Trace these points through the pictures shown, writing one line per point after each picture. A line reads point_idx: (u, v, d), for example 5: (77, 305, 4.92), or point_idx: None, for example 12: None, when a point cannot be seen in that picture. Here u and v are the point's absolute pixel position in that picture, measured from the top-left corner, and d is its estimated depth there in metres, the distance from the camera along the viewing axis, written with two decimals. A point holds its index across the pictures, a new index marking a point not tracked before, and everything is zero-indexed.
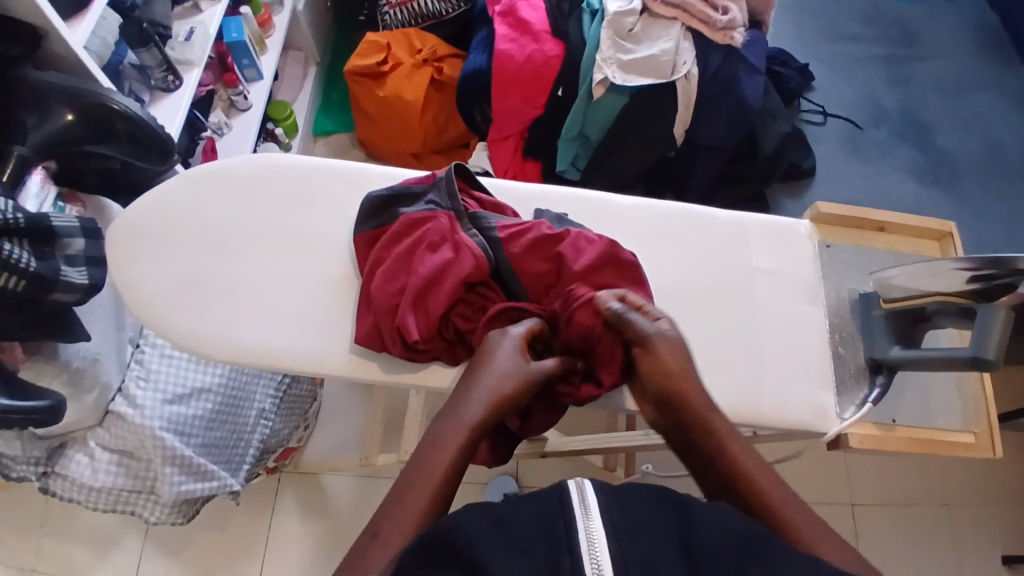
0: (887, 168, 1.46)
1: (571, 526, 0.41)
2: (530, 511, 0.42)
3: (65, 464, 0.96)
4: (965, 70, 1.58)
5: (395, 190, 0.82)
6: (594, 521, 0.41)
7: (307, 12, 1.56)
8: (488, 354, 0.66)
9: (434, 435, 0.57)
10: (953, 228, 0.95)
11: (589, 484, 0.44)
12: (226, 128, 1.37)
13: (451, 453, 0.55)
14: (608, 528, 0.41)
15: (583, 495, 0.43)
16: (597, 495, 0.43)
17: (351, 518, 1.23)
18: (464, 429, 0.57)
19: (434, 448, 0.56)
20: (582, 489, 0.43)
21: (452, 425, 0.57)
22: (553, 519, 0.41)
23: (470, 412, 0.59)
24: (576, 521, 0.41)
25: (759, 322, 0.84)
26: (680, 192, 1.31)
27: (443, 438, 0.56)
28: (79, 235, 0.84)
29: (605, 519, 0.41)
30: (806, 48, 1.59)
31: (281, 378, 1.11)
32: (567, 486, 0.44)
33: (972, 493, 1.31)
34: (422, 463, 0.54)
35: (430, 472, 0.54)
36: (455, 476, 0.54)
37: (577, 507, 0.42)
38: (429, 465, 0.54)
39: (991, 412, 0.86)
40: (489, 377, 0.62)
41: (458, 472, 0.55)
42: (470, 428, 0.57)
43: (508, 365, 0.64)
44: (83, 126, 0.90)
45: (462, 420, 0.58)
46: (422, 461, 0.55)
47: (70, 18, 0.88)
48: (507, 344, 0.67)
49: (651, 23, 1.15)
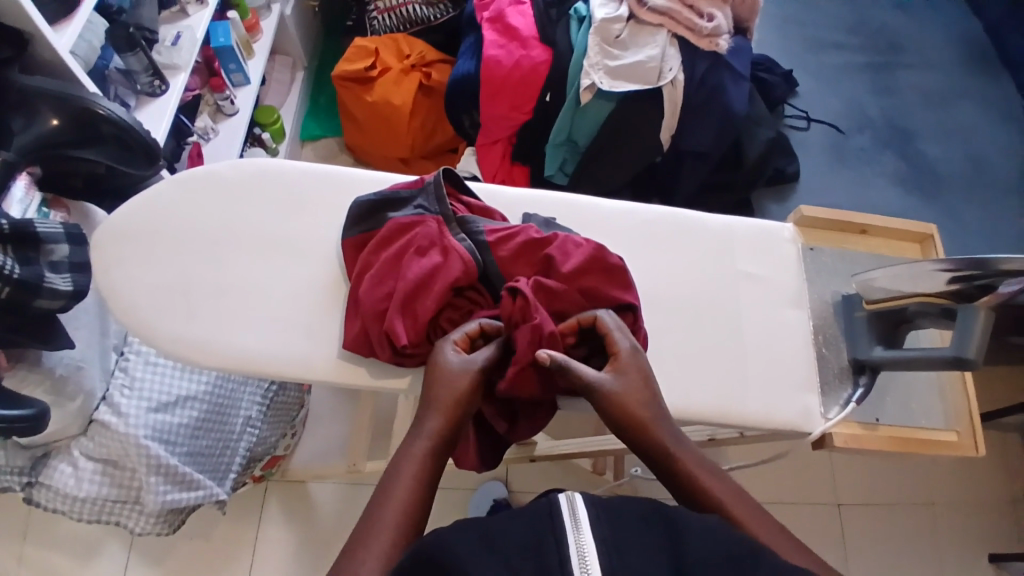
0: (870, 174, 1.48)
1: (562, 540, 0.44)
2: (522, 524, 0.45)
3: (49, 473, 0.95)
4: (944, 77, 1.62)
5: (384, 195, 0.82)
6: (584, 535, 0.44)
7: (295, 17, 1.56)
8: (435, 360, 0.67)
9: (398, 455, 0.58)
10: (933, 231, 0.97)
11: (580, 498, 0.46)
12: (213, 133, 1.37)
13: (415, 469, 0.57)
14: (598, 542, 0.44)
15: (573, 510, 0.45)
16: (587, 509, 0.45)
17: (339, 526, 1.22)
18: (425, 441, 0.59)
19: (399, 466, 0.57)
20: (572, 504, 0.46)
21: (414, 440, 0.59)
22: (543, 533, 0.44)
23: (428, 423, 0.61)
24: (566, 535, 0.44)
25: (744, 325, 0.85)
26: (667, 198, 1.32)
27: (405, 455, 0.58)
28: (64, 240, 0.83)
29: (595, 532, 0.44)
30: (791, 54, 1.61)
31: (268, 385, 1.10)
32: (559, 499, 0.46)
33: (955, 494, 1.33)
34: (388, 481, 0.56)
35: (396, 489, 0.55)
36: (425, 490, 0.56)
37: (567, 521, 0.44)
38: (394, 483, 0.56)
39: (972, 412, 0.88)
40: (441, 389, 0.63)
41: (428, 487, 0.56)
42: (431, 445, 0.59)
43: (455, 368, 0.65)
44: (69, 130, 0.89)
45: (423, 437, 0.59)
46: (389, 485, 0.56)
47: (56, 22, 0.87)
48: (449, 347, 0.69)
49: (637, 30, 1.16)
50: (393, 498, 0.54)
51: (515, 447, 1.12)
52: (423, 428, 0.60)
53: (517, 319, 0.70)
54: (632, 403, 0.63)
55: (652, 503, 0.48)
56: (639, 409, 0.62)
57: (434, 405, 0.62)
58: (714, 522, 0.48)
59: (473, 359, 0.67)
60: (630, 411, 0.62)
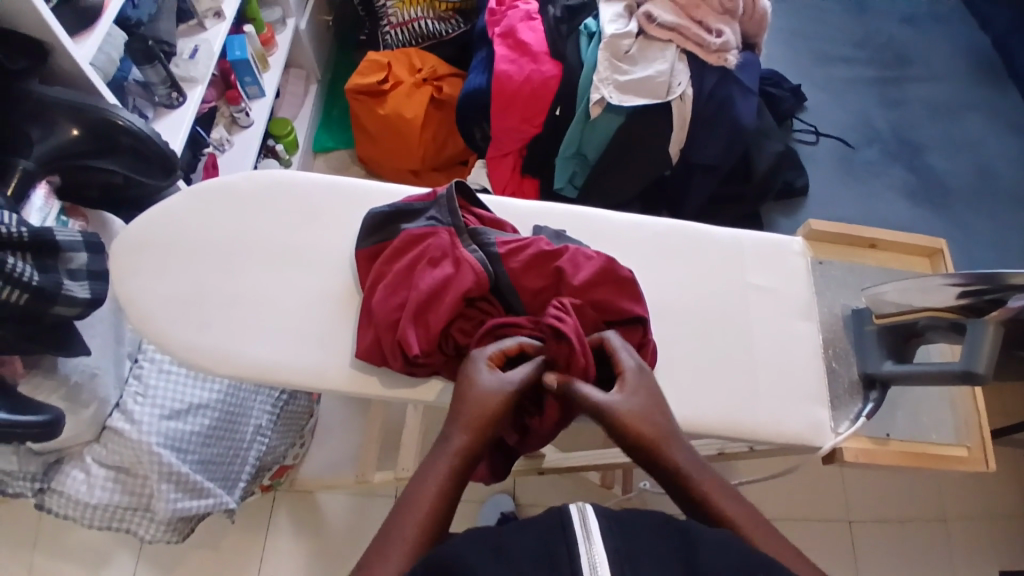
0: (880, 188, 1.48)
1: (574, 550, 0.44)
2: (534, 535, 0.46)
3: (61, 480, 0.96)
4: (954, 92, 1.62)
5: (397, 207, 0.83)
6: (596, 545, 0.44)
7: (309, 31, 1.59)
8: (467, 375, 0.67)
9: (422, 471, 0.58)
10: (943, 245, 0.97)
11: (591, 509, 0.47)
12: (228, 145, 1.39)
13: (438, 484, 0.57)
14: (609, 552, 0.44)
15: (585, 521, 0.46)
16: (598, 520, 0.46)
17: (347, 535, 1.22)
18: (449, 459, 0.58)
19: (422, 482, 0.57)
20: (584, 515, 0.46)
21: (438, 457, 0.59)
22: (555, 544, 0.45)
23: (454, 440, 0.60)
24: (578, 545, 0.44)
25: (754, 338, 0.85)
26: (676, 210, 1.33)
27: (428, 470, 0.58)
28: (82, 249, 0.85)
29: (607, 542, 0.45)
30: (799, 69, 1.62)
31: (278, 394, 1.11)
32: (570, 510, 0.47)
33: (970, 510, 1.31)
34: (410, 497, 0.56)
35: (417, 505, 0.55)
36: (445, 507, 0.55)
37: (579, 532, 0.45)
38: (416, 499, 0.56)
39: (983, 426, 0.87)
40: (469, 403, 0.63)
41: (449, 503, 0.56)
42: (455, 459, 0.59)
43: (490, 383, 0.64)
44: (87, 140, 0.91)
45: (448, 451, 0.59)
46: (410, 498, 0.56)
47: (76, 34, 0.89)
48: (482, 359, 0.68)
49: (646, 46, 1.18)
50: (413, 514, 0.54)
51: (523, 458, 1.12)
52: (448, 442, 0.60)
53: (562, 362, 0.69)
54: (642, 419, 0.61)
55: (665, 516, 0.49)
56: (648, 426, 0.61)
57: (462, 421, 0.61)
58: (727, 535, 0.48)
59: (511, 378, 0.66)
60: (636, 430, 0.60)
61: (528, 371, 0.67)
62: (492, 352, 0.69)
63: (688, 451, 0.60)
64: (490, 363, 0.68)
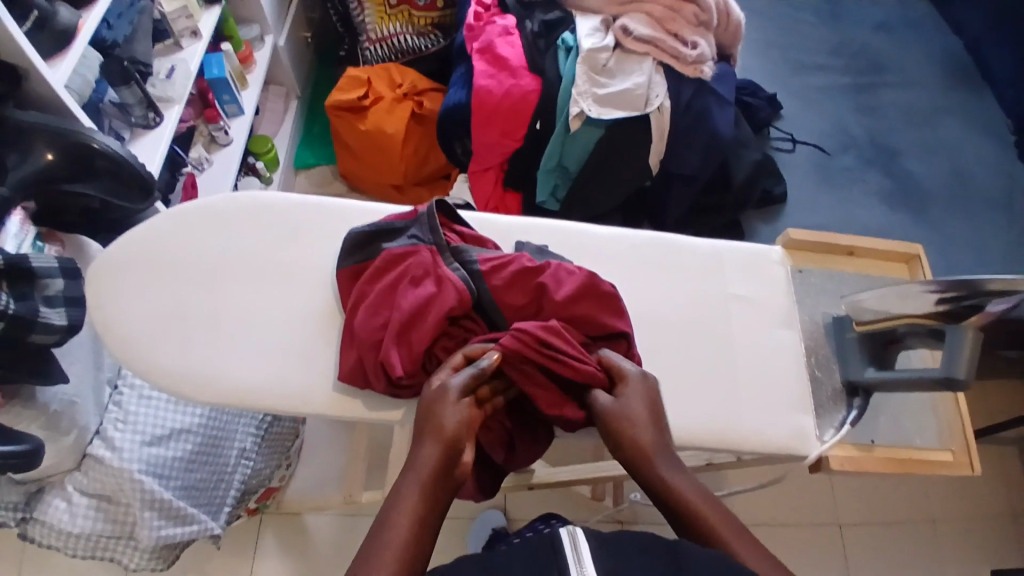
0: (857, 193, 1.50)
1: (565, 573, 0.44)
2: (526, 561, 0.45)
3: (43, 509, 0.93)
4: (925, 97, 1.66)
5: (378, 226, 0.83)
6: (587, 567, 0.44)
7: (288, 48, 1.59)
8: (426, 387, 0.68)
9: (396, 491, 0.59)
10: (920, 250, 0.98)
11: (581, 531, 0.47)
12: (207, 163, 1.38)
13: (415, 506, 0.57)
14: (600, 574, 0.44)
15: (575, 545, 0.46)
16: (588, 542, 0.46)
17: (335, 557, 1.21)
18: (419, 476, 0.59)
19: (396, 506, 0.57)
20: (575, 539, 0.46)
21: (409, 474, 0.60)
22: (546, 568, 0.45)
23: (423, 456, 0.61)
24: (570, 570, 0.44)
25: (738, 348, 0.86)
26: (657, 220, 1.34)
27: (406, 486, 0.59)
28: (59, 275, 0.82)
29: (597, 564, 0.45)
30: (775, 78, 1.65)
31: (262, 416, 1.09)
32: (560, 534, 0.47)
33: (956, 508, 1.32)
34: (388, 517, 0.57)
35: (397, 524, 0.56)
36: (424, 522, 0.57)
37: (570, 555, 0.45)
38: (395, 519, 0.56)
39: (966, 431, 0.88)
40: (433, 422, 0.63)
41: (428, 520, 0.57)
42: (428, 479, 0.59)
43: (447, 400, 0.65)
44: (63, 164, 0.89)
45: (420, 472, 0.60)
46: (385, 524, 0.56)
47: (49, 57, 0.88)
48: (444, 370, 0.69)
49: (624, 59, 1.19)
50: (395, 533, 0.55)
51: (512, 474, 1.11)
52: (418, 461, 0.61)
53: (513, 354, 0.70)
54: (638, 428, 0.65)
55: (654, 536, 0.49)
56: (642, 434, 0.65)
57: (426, 436, 0.63)
58: (715, 553, 0.48)
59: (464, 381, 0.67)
60: (630, 436, 0.65)
61: (469, 374, 0.67)
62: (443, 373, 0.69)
63: (677, 462, 0.64)
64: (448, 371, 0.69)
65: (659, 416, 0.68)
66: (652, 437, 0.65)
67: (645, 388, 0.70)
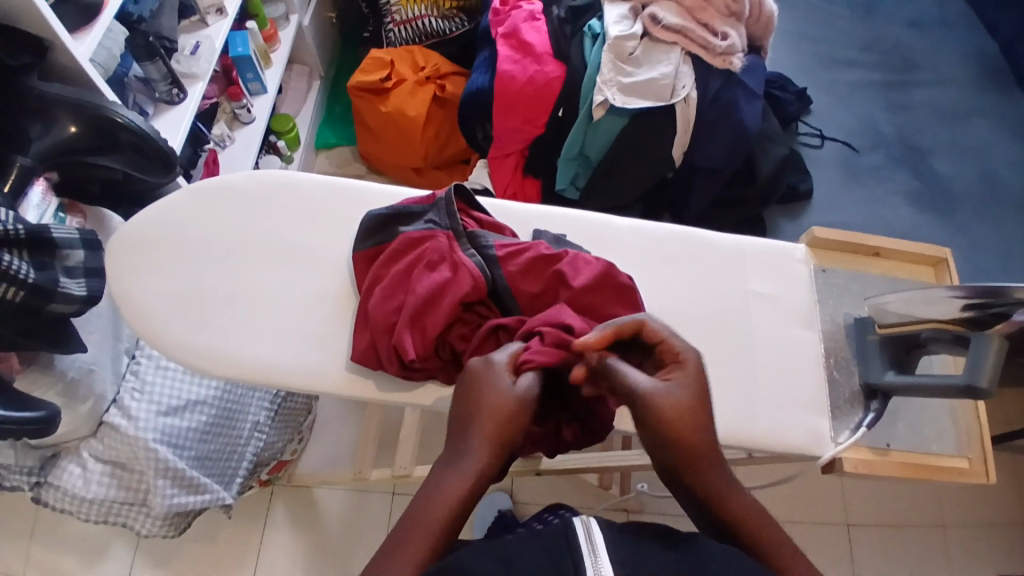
0: (884, 193, 1.47)
1: (579, 562, 0.44)
2: (539, 548, 0.45)
3: (58, 474, 0.96)
4: (961, 96, 1.61)
5: (396, 209, 0.83)
6: (602, 560, 0.44)
7: (312, 27, 1.58)
8: (481, 384, 0.61)
9: (435, 480, 0.55)
10: (948, 254, 0.95)
11: (595, 523, 0.47)
12: (229, 140, 1.39)
13: (448, 504, 0.53)
14: (615, 564, 0.44)
15: (590, 535, 0.45)
16: (603, 534, 0.46)
17: (344, 531, 1.22)
18: (468, 478, 0.55)
19: (432, 497, 0.53)
20: (589, 530, 0.46)
21: (450, 471, 0.55)
22: (562, 559, 0.44)
23: (474, 454, 0.56)
24: (584, 561, 0.44)
25: (755, 345, 0.85)
26: (678, 213, 1.33)
27: (452, 475, 0.55)
28: (79, 246, 0.84)
29: (612, 556, 0.44)
30: (805, 72, 1.61)
31: (275, 393, 1.11)
32: (575, 524, 0.46)
33: (967, 515, 1.30)
34: (423, 503, 0.53)
35: (434, 504, 0.53)
36: (458, 515, 0.53)
37: (585, 545, 0.45)
38: (428, 506, 0.53)
39: (985, 439, 0.86)
40: (488, 409, 0.59)
41: (459, 513, 0.53)
42: (472, 481, 0.55)
43: (505, 387, 0.61)
44: (87, 137, 0.90)
45: (462, 470, 0.55)
46: (418, 513, 0.53)
47: (76, 30, 0.88)
48: (503, 367, 0.63)
49: (651, 48, 1.17)
50: (429, 522, 0.52)
51: (520, 460, 1.11)
52: (463, 458, 0.56)
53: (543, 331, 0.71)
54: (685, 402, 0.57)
55: (670, 528, 0.48)
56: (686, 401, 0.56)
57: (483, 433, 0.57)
58: (733, 550, 0.47)
59: (530, 386, 0.62)
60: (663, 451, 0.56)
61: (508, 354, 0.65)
62: (507, 360, 0.64)
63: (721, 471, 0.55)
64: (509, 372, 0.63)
65: (702, 413, 0.57)
66: (697, 412, 0.56)
67: (682, 397, 0.57)
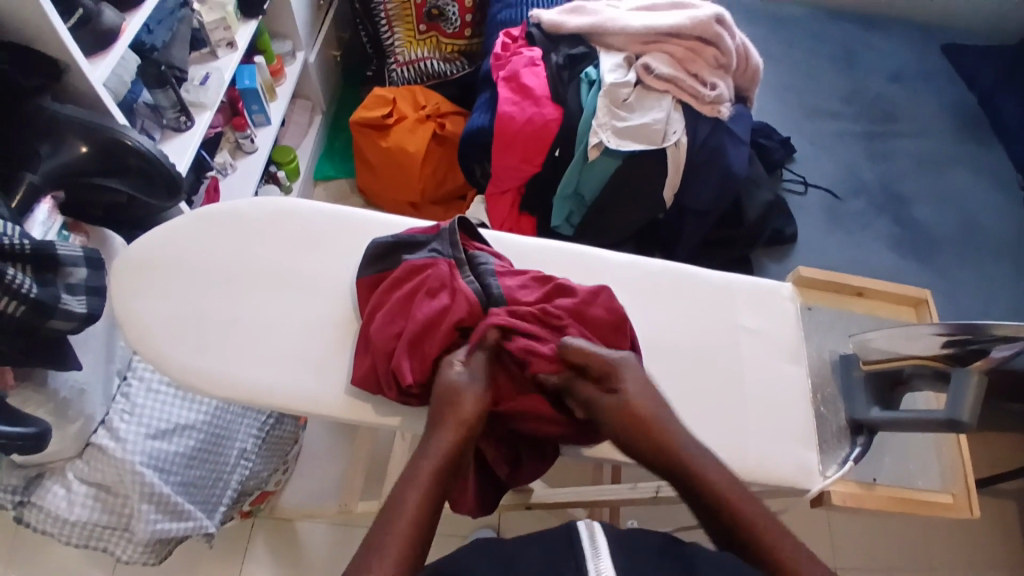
0: (865, 239, 1.53)
1: (581, 564, 0.45)
2: (542, 552, 0.47)
3: (41, 494, 0.93)
4: (937, 148, 1.69)
5: (400, 238, 0.85)
6: (603, 562, 0.45)
7: (318, 65, 1.64)
8: (443, 385, 0.71)
9: (407, 473, 0.62)
10: (928, 295, 0.99)
11: (599, 525, 0.48)
12: (231, 169, 1.42)
13: (421, 492, 0.60)
14: (616, 568, 0.45)
15: (593, 537, 0.47)
16: (606, 536, 0.47)
17: (323, 566, 1.19)
18: (431, 464, 0.63)
19: (406, 488, 0.60)
20: (593, 531, 0.47)
21: (424, 459, 0.64)
22: (564, 562, 0.45)
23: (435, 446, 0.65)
24: (586, 563, 0.45)
25: (746, 380, 0.87)
26: (669, 252, 1.37)
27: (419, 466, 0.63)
28: (83, 264, 0.84)
29: (613, 560, 0.45)
30: (788, 123, 1.69)
31: (266, 418, 1.10)
32: (578, 526, 0.48)
33: (954, 559, 1.31)
34: (399, 496, 0.60)
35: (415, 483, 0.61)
36: (434, 501, 0.60)
37: (587, 548, 0.46)
38: (406, 497, 0.59)
39: (968, 474, 0.88)
40: (449, 406, 0.69)
41: (435, 492, 0.61)
42: (436, 466, 0.63)
43: (454, 383, 0.71)
44: (95, 159, 0.92)
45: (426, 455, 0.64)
46: (395, 508, 0.59)
47: (92, 55, 0.92)
48: (454, 361, 0.74)
49: (644, 95, 1.23)
50: (405, 509, 0.58)
51: (510, 493, 1.10)
52: (428, 448, 0.65)
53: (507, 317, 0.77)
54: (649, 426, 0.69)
55: (668, 546, 0.49)
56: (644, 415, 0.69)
57: (441, 425, 0.67)
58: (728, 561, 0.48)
59: (471, 374, 0.72)
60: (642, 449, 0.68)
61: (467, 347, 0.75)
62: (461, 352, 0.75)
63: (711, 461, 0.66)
64: (456, 362, 0.74)
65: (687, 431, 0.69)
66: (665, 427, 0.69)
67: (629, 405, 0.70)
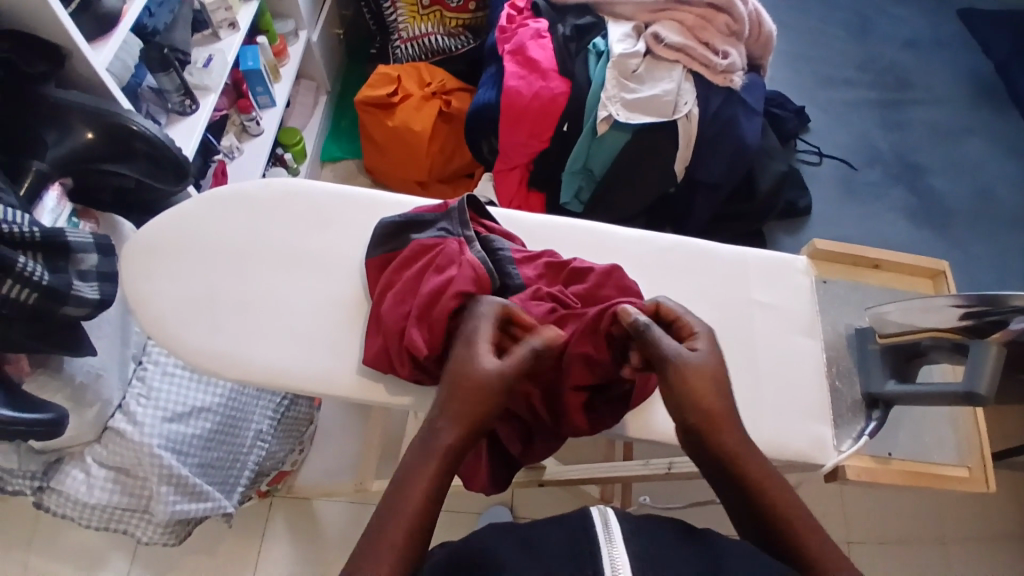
0: (881, 210, 1.49)
1: (596, 551, 0.45)
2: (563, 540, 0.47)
3: (61, 479, 0.95)
4: (956, 115, 1.64)
5: (408, 217, 0.84)
6: (618, 548, 0.45)
7: (321, 43, 1.62)
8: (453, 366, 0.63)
9: (411, 463, 0.56)
10: (946, 267, 0.97)
11: (613, 513, 0.48)
12: (237, 152, 1.41)
13: (424, 482, 0.55)
14: (632, 556, 0.45)
15: (607, 523, 0.47)
16: (621, 524, 0.47)
17: (341, 543, 1.22)
18: (438, 457, 0.56)
19: (409, 480, 0.55)
20: (607, 518, 0.47)
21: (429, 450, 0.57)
22: (581, 546, 0.45)
23: (444, 437, 0.58)
24: (601, 548, 0.45)
25: (758, 355, 0.86)
26: (680, 227, 1.35)
27: (423, 456, 0.57)
28: (93, 250, 0.84)
29: (629, 547, 0.45)
30: (802, 91, 1.65)
31: (280, 400, 1.12)
32: (593, 513, 0.48)
33: (967, 531, 1.30)
34: (400, 490, 0.54)
35: (419, 475, 0.55)
36: (439, 490, 0.55)
37: (602, 534, 0.46)
38: (409, 488, 0.54)
39: (984, 447, 0.87)
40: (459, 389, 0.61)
41: (441, 489, 0.55)
42: (440, 457, 0.56)
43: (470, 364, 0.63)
44: (102, 144, 0.92)
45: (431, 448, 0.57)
46: (396, 500, 0.53)
47: (93, 39, 0.91)
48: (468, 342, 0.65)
49: (654, 65, 1.20)
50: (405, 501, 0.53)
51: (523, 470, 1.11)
52: (434, 438, 0.58)
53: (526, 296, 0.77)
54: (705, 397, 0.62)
55: (683, 530, 0.49)
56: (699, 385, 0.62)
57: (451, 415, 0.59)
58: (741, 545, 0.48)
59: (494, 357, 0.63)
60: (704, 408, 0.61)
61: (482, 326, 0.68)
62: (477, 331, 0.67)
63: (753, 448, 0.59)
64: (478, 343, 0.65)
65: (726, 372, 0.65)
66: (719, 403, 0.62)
67: (707, 364, 0.64)
